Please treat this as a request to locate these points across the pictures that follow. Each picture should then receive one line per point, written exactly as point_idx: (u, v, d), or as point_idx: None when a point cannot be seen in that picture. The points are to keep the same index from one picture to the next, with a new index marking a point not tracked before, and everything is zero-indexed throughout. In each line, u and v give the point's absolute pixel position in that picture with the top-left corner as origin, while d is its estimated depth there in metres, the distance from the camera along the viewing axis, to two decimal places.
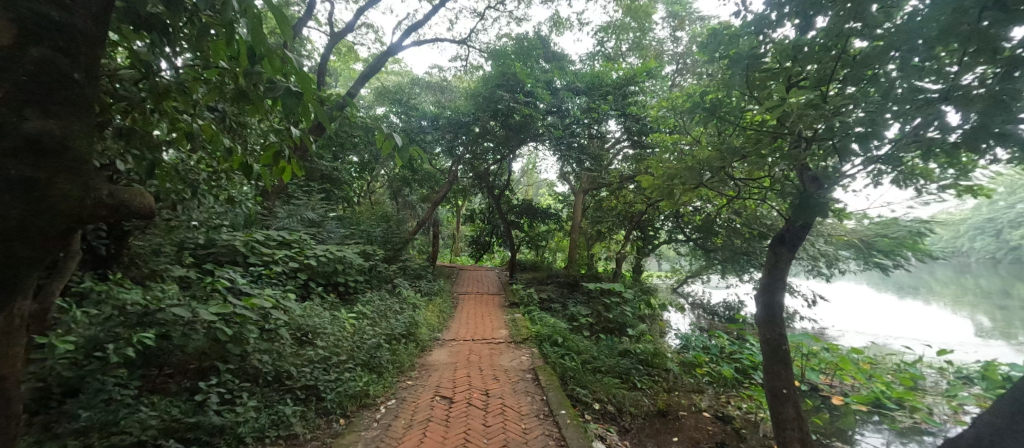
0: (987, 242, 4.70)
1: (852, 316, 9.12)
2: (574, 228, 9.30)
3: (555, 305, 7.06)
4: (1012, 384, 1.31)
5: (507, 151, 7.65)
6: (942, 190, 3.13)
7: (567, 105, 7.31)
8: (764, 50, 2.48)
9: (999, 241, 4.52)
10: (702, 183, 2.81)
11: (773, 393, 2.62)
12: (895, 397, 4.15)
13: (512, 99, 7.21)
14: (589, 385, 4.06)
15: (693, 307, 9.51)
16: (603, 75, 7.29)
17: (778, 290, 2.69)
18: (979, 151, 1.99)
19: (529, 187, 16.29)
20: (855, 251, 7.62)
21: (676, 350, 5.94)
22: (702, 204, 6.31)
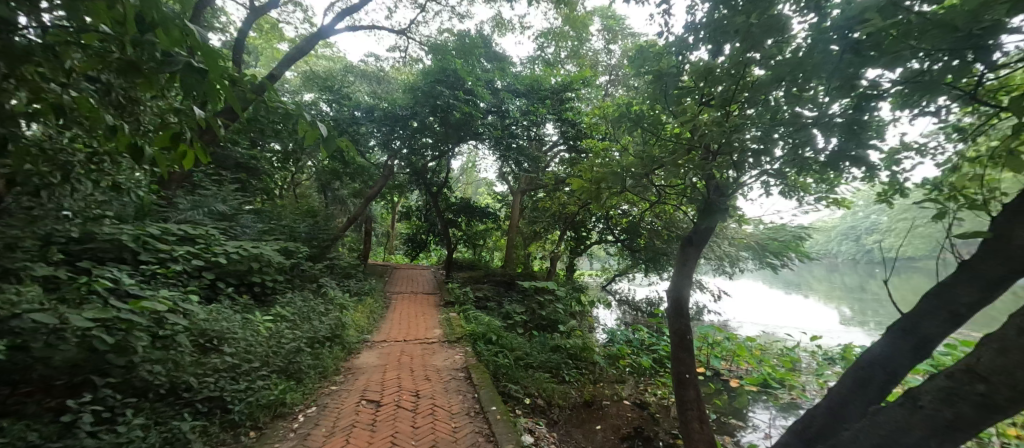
0: (852, 245, 5.61)
1: (750, 308, 10.35)
2: (512, 228, 9.42)
3: (490, 304, 7.10)
4: (844, 373, 1.64)
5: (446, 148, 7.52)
6: (818, 201, 3.69)
7: (507, 106, 7.39)
8: (682, 70, 2.73)
9: (859, 244, 5.43)
10: (627, 187, 3.00)
11: (678, 379, 2.89)
12: (778, 378, 4.91)
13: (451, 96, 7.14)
14: (521, 380, 4.19)
15: (619, 304, 10.13)
16: (542, 80, 7.51)
17: (686, 285, 3.00)
18: (840, 170, 2.40)
19: (468, 185, 16.24)
20: (753, 251, 8.68)
21: (602, 344, 6.28)
22: (628, 207, 6.73)
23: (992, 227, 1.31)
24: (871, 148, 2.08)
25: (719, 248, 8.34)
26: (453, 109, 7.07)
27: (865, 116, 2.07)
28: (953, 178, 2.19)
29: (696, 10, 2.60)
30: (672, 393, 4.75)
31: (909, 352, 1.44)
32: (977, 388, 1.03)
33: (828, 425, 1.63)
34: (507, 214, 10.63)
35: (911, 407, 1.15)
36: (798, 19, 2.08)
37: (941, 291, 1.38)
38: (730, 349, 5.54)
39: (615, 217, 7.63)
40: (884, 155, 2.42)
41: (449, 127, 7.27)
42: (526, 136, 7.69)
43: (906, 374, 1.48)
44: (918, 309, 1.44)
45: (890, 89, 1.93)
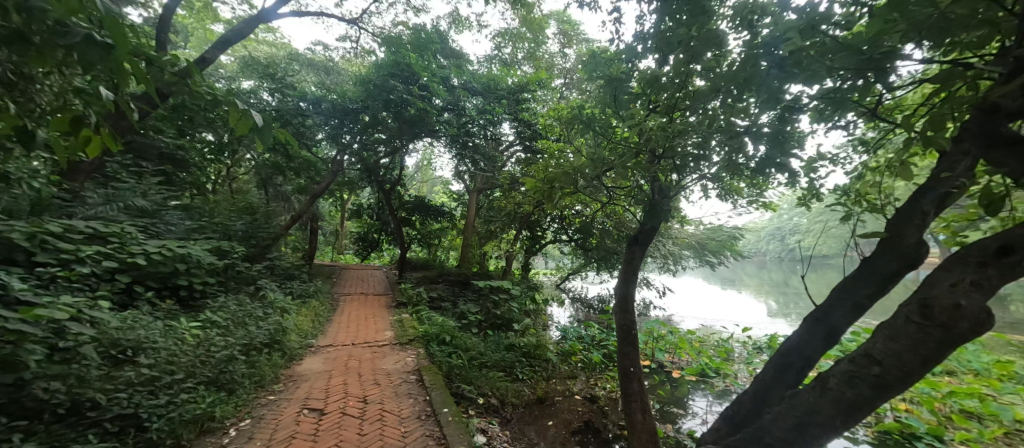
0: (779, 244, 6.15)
1: (692, 303, 11.02)
2: (467, 227, 9.33)
3: (445, 304, 6.99)
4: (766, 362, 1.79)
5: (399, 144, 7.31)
6: (751, 204, 4.00)
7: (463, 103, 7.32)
8: (631, 77, 2.85)
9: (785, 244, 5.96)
10: (579, 187, 3.07)
11: (623, 372, 3.00)
12: (715, 367, 5.29)
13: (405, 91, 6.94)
14: (475, 380, 4.18)
15: (572, 302, 10.39)
16: (499, 79, 7.51)
17: (632, 282, 3.14)
18: (768, 175, 2.62)
19: (424, 183, 15.87)
20: (695, 250, 9.24)
21: (555, 341, 6.39)
22: (581, 207, 6.89)
23: (885, 226, 1.48)
24: (793, 156, 2.29)
25: (664, 247, 8.78)
26: (406, 104, 6.88)
27: (787, 128, 2.28)
28: (859, 184, 2.46)
29: (645, 20, 2.72)
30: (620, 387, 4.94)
31: (821, 339, 1.62)
32: (873, 370, 1.17)
33: (751, 410, 1.78)
34: (462, 213, 10.52)
35: (820, 390, 1.30)
36: (734, 35, 2.24)
37: (846, 284, 1.55)
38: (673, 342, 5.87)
39: (569, 218, 7.78)
40: (804, 163, 2.67)
41: (403, 122, 7.08)
42: (483, 135, 7.65)
43: (819, 360, 1.65)
44: (827, 302, 1.61)
45: (808, 103, 2.13)
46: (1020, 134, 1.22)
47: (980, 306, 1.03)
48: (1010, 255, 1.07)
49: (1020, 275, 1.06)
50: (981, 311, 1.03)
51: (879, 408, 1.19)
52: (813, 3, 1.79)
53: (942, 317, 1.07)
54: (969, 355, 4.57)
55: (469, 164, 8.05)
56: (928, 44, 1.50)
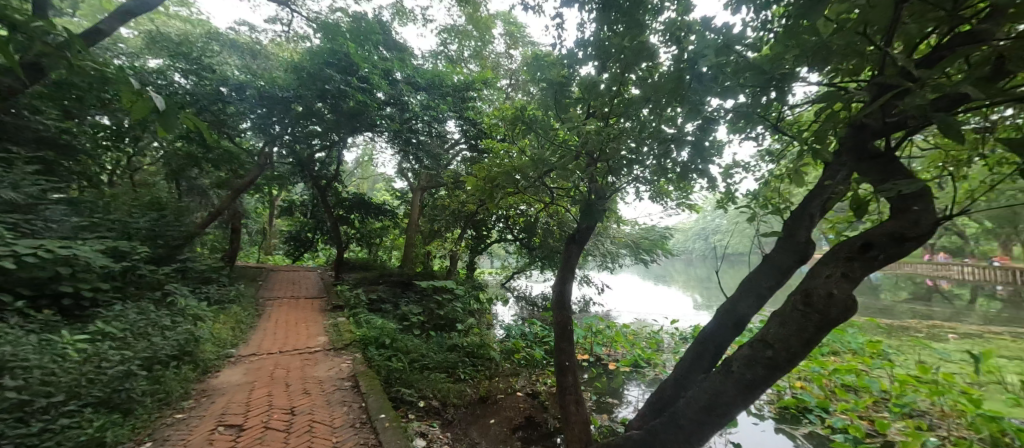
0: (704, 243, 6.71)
1: (628, 298, 11.65)
2: (410, 227, 9.06)
3: (385, 306, 6.71)
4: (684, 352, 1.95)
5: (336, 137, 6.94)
6: (679, 205, 4.32)
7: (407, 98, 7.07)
8: (571, 81, 2.94)
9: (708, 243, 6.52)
10: (521, 187, 3.10)
11: (559, 367, 3.08)
12: (647, 358, 5.65)
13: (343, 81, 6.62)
14: (415, 384, 4.09)
15: (517, 300, 10.53)
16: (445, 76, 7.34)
17: (568, 279, 3.25)
18: (691, 179, 2.85)
19: (364, 179, 15.16)
20: (631, 249, 9.76)
21: (499, 339, 6.40)
22: (525, 207, 6.95)
23: (783, 226, 1.67)
24: (711, 163, 2.52)
25: (603, 246, 9.08)
26: (346, 96, 6.59)
27: (705, 137, 2.52)
28: (767, 189, 2.76)
29: (585, 28, 2.82)
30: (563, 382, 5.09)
31: (730, 327, 1.80)
32: (767, 353, 1.36)
33: (670, 397, 1.92)
34: (405, 212, 10.19)
35: (724, 373, 1.45)
36: (664, 48, 2.41)
37: (751, 278, 1.74)
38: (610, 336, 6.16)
39: (514, 218, 7.82)
40: (722, 169, 2.93)
41: (341, 114, 6.71)
42: (426, 132, 7.46)
43: (729, 347, 1.84)
44: (736, 294, 1.79)
45: (724, 116, 2.35)
46: (883, 149, 1.45)
47: (848, 295, 1.26)
48: (869, 251, 1.32)
49: (876, 268, 1.31)
50: (849, 298, 1.26)
51: (772, 386, 1.37)
52: (729, 26, 1.99)
53: (820, 304, 1.27)
54: (849, 337, 5.31)
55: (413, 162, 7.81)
56: (819, 68, 1.73)
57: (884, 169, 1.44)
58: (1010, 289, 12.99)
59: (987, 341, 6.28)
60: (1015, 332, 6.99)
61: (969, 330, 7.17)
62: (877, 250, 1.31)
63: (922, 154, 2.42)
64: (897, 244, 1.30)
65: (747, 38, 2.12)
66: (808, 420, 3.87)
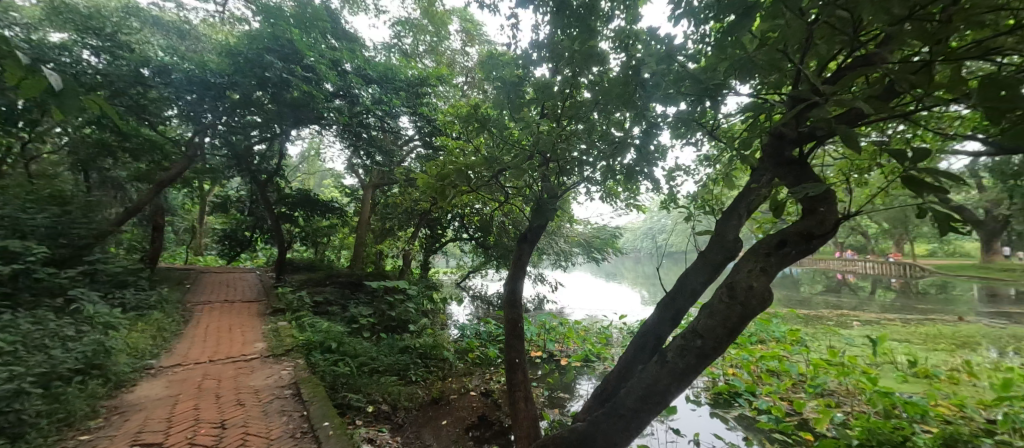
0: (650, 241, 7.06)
1: (580, 295, 11.96)
2: (360, 225, 8.69)
3: (332, 308, 6.38)
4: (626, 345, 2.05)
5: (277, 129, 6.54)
6: (628, 205, 4.52)
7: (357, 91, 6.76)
8: (524, 82, 2.97)
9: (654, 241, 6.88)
10: (475, 186, 3.06)
11: (509, 364, 3.11)
12: (597, 352, 5.85)
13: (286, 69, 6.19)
14: (363, 388, 3.95)
15: (472, 300, 10.48)
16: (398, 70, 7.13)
17: (519, 277, 3.28)
18: (636, 180, 2.99)
19: (310, 174, 14.32)
20: (584, 247, 10.03)
21: (453, 339, 6.31)
22: (481, 206, 6.90)
23: (715, 224, 1.81)
24: (653, 166, 2.67)
25: (557, 244, 9.23)
26: (289, 86, 6.18)
27: (649, 141, 2.66)
28: (706, 191, 2.95)
29: (539, 30, 2.86)
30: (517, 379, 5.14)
31: (668, 320, 1.93)
32: (697, 343, 1.47)
33: (612, 389, 2.01)
34: (354, 210, 9.77)
35: (660, 362, 1.55)
36: (613, 55, 2.52)
37: (686, 273, 1.86)
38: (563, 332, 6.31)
39: (469, 217, 7.75)
40: (666, 171, 3.10)
41: (284, 105, 6.27)
42: (378, 127, 7.22)
43: (667, 338, 1.96)
44: (673, 289, 1.92)
45: (666, 122, 2.50)
46: (797, 156, 1.62)
47: (764, 287, 1.41)
48: (782, 247, 1.48)
49: (788, 262, 1.48)
50: (765, 290, 1.41)
51: (700, 373, 1.49)
52: (672, 37, 2.12)
53: (741, 296, 1.41)
54: (773, 326, 5.83)
55: (364, 158, 7.51)
56: (747, 80, 1.89)
57: (798, 175, 1.61)
58: (903, 280, 14.93)
59: (884, 326, 7.18)
60: (906, 318, 8.05)
61: (871, 318, 8.14)
62: (789, 247, 1.48)
63: (835, 162, 2.71)
64: (805, 241, 1.47)
65: (688, 49, 2.26)
66: (738, 403, 4.21)
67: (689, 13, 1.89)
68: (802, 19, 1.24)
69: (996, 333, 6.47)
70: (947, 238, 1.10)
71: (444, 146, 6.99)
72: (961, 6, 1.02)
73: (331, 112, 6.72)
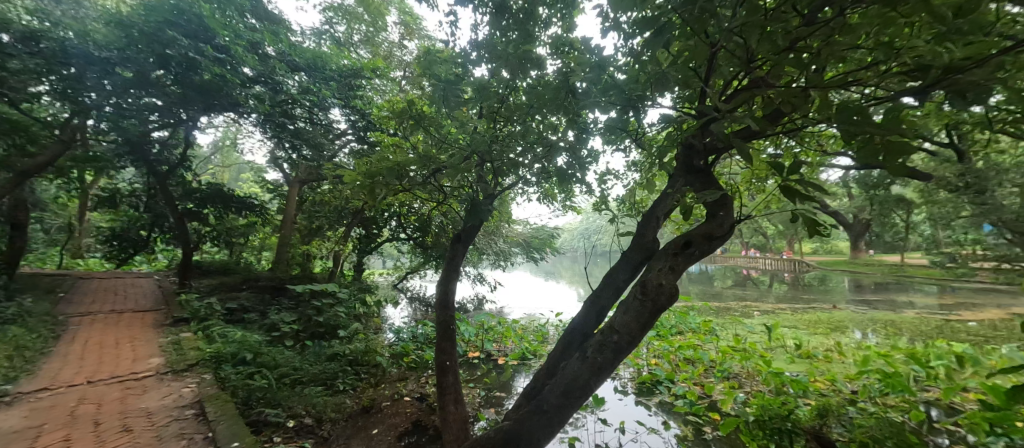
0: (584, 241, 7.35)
1: (518, 295, 12.09)
2: (284, 224, 7.98)
3: (249, 316, 5.80)
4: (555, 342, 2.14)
5: (179, 113, 5.86)
6: (564, 207, 4.67)
7: (282, 78, 6.28)
8: (462, 79, 2.94)
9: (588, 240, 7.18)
10: (411, 186, 2.94)
11: (439, 367, 3.06)
12: (533, 350, 5.96)
13: (194, 48, 5.40)
14: (283, 402, 3.65)
15: (409, 302, 10.13)
16: (328, 59, 6.64)
17: (453, 278, 3.25)
18: (570, 182, 3.11)
19: (225, 168, 12.90)
20: (523, 247, 10.16)
21: (388, 343, 6.04)
22: (419, 205, 6.69)
23: (636, 226, 1.96)
24: (582, 169, 2.81)
25: (496, 244, 9.25)
26: (198, 68, 5.45)
27: (580, 145, 2.81)
28: (632, 194, 3.16)
29: (479, 30, 2.86)
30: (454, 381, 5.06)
31: (593, 318, 2.04)
32: (614, 338, 1.60)
33: (538, 386, 2.08)
34: (277, 207, 8.96)
35: (581, 358, 1.66)
36: (550, 60, 2.60)
37: (611, 271, 2.00)
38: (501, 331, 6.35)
39: (406, 217, 7.44)
40: (598, 175, 3.26)
41: (191, 88, 5.56)
42: (306, 119, 6.75)
43: (591, 335, 2.08)
44: (597, 288, 2.05)
45: (595, 127, 2.64)
46: (705, 165, 1.82)
47: (672, 284, 1.57)
48: (688, 248, 1.65)
49: (694, 261, 1.65)
50: (673, 287, 1.57)
51: (618, 366, 1.62)
52: (601, 47, 2.25)
53: (653, 293, 1.57)
54: (689, 319, 6.39)
55: (289, 151, 6.99)
56: (667, 92, 2.05)
57: (705, 182, 1.81)
58: (794, 275, 17.16)
59: (778, 315, 8.20)
60: (796, 307, 9.26)
61: (769, 308, 9.25)
62: (694, 247, 1.65)
63: (739, 170, 3.05)
64: (708, 242, 1.65)
65: (618, 60, 2.42)
66: (658, 390, 4.56)
67: (615, 26, 2.01)
68: (708, 42, 1.40)
69: (861, 317, 7.70)
70: (813, 239, 1.30)
71: (380, 142, 6.64)
72: (828, 42, 1.21)
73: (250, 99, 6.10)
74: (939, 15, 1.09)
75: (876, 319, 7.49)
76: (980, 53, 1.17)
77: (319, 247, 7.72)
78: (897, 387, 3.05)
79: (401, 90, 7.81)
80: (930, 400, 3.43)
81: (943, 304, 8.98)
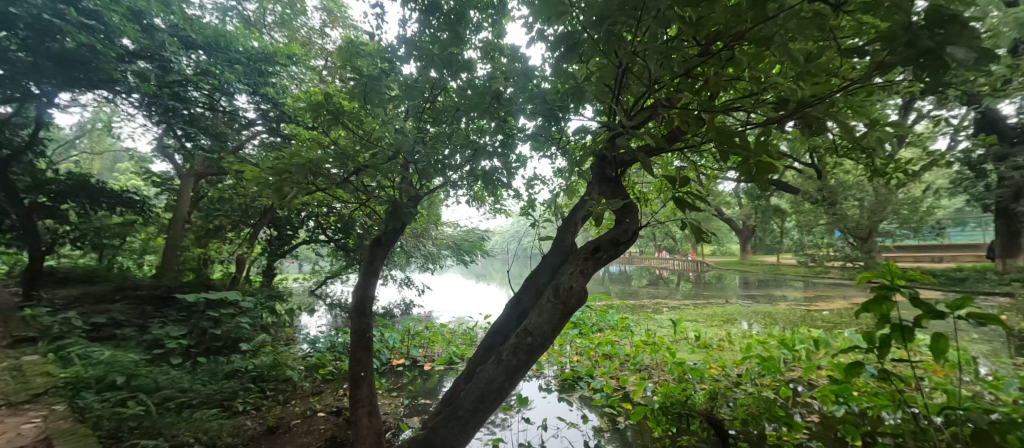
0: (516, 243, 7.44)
1: (447, 298, 11.88)
2: (173, 223, 6.94)
3: (125, 331, 4.92)
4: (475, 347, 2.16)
5: (29, 85, 4.84)
6: (495, 209, 4.70)
7: (172, 55, 5.42)
8: (387, 76, 2.84)
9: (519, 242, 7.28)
10: (327, 186, 2.70)
11: (352, 379, 2.89)
12: (460, 353, 5.87)
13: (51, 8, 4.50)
14: (166, 431, 3.15)
15: (328, 309, 9.45)
16: (232, 40, 6.02)
17: (371, 283, 3.09)
18: (496, 185, 3.14)
19: (97, 156, 10.86)
20: (453, 250, 10.02)
21: (302, 355, 5.53)
22: (341, 205, 6.25)
23: (555, 231, 2.06)
24: (505, 173, 2.88)
25: (425, 247, 9.00)
26: (55, 33, 4.52)
27: (508, 150, 2.87)
28: (556, 198, 3.30)
29: (407, 27, 2.80)
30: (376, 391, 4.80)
31: (511, 321, 2.09)
32: (528, 340, 1.66)
33: (456, 392, 2.06)
34: (166, 204, 7.76)
35: (497, 362, 1.69)
36: (480, 64, 2.60)
37: (530, 275, 2.07)
38: (427, 336, 6.18)
39: (324, 218, 6.89)
40: (525, 180, 3.36)
41: (46, 57, 4.64)
42: (205, 103, 5.80)
43: (511, 338, 2.12)
44: (517, 291, 2.10)
45: (522, 133, 2.71)
46: (616, 175, 1.98)
47: (582, 287, 1.69)
48: (597, 252, 1.77)
49: (602, 264, 1.78)
50: (582, 289, 1.68)
51: (530, 368, 1.67)
52: (526, 57, 2.33)
53: (564, 295, 1.66)
54: (608, 317, 6.81)
55: (181, 139, 5.94)
56: (586, 103, 2.18)
57: (615, 191, 1.96)
58: (696, 273, 19.19)
59: (684, 311, 9.10)
60: (698, 303, 10.35)
61: (677, 304, 10.23)
62: (602, 252, 1.77)
63: (651, 179, 3.33)
64: (614, 247, 1.78)
65: (544, 70, 2.51)
66: (580, 386, 4.77)
67: (540, 38, 2.09)
68: (616, 63, 1.52)
69: (747, 310, 8.85)
70: (700, 242, 1.48)
71: (295, 135, 6.07)
72: (715, 72, 1.38)
73: (129, 75, 5.21)
74: (794, 60, 1.30)
75: (759, 311, 8.67)
76: (824, 92, 1.42)
77: (217, 251, 6.82)
78: (771, 368, 3.56)
79: (321, 81, 7.25)
80: (795, 378, 4.06)
81: (807, 297, 10.70)
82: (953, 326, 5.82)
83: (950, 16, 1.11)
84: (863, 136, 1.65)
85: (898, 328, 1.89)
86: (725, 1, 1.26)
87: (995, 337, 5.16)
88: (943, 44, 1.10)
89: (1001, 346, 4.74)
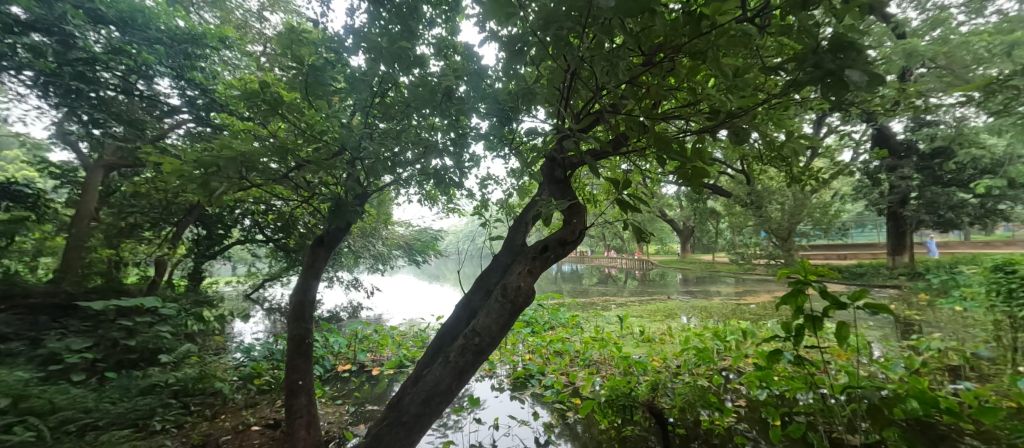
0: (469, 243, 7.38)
1: (397, 299, 11.53)
2: (77, 221, 6.09)
3: (13, 346, 4.22)
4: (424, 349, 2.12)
5: None
6: (447, 209, 4.63)
7: (78, 30, 4.73)
8: (332, 66, 2.69)
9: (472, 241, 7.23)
10: (264, 181, 2.50)
11: (289, 388, 2.71)
12: (411, 356, 5.73)
13: None
14: None
15: (265, 314, 8.83)
16: (152, 17, 5.34)
17: (312, 286, 2.92)
18: (449, 184, 3.09)
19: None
20: (403, 250, 9.75)
21: (235, 364, 5.11)
22: (281, 203, 5.85)
23: (506, 231, 2.08)
24: (456, 173, 2.83)
25: (375, 247, 8.66)
26: None
27: (460, 149, 2.84)
28: (508, 198, 3.31)
29: (356, 16, 2.67)
30: (319, 400, 4.53)
31: (460, 322, 2.07)
32: (475, 340, 1.66)
33: (402, 396, 2.00)
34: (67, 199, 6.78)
35: (443, 363, 1.67)
36: (433, 60, 2.54)
37: (481, 275, 2.07)
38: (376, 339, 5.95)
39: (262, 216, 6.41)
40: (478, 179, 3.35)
41: None
42: (117, 87, 5.14)
43: (459, 339, 2.10)
44: (467, 291, 2.08)
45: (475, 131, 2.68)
46: (565, 177, 2.03)
47: (529, 287, 1.71)
48: (545, 252, 1.81)
49: (550, 263, 1.82)
50: (530, 288, 1.71)
51: (477, 368, 1.67)
52: (478, 55, 2.32)
53: (512, 295, 1.68)
54: (559, 315, 6.97)
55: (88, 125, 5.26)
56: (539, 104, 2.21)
57: (563, 192, 2.01)
58: (641, 271, 20.20)
59: (630, 307, 9.56)
60: (642, 299, 10.91)
61: (623, 301, 10.72)
62: (550, 251, 1.81)
63: (599, 181, 3.44)
64: (562, 247, 1.83)
65: (496, 70, 2.52)
66: (531, 383, 4.84)
67: (493, 36, 2.09)
68: (565, 67, 1.56)
69: (686, 305, 9.47)
70: (641, 242, 1.55)
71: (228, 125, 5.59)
72: (654, 80, 1.46)
73: (20, 49, 4.51)
74: (722, 74, 1.42)
75: (696, 306, 9.31)
76: (749, 104, 1.55)
77: (132, 252, 6.08)
78: (705, 358, 3.83)
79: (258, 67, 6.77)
80: (727, 367, 4.40)
81: (737, 292, 11.65)
82: (854, 315, 6.63)
83: (848, 43, 1.26)
84: (782, 146, 1.83)
85: (810, 319, 2.10)
86: (664, 15, 1.33)
87: (885, 324, 5.93)
88: (843, 67, 1.24)
89: (891, 331, 5.47)
